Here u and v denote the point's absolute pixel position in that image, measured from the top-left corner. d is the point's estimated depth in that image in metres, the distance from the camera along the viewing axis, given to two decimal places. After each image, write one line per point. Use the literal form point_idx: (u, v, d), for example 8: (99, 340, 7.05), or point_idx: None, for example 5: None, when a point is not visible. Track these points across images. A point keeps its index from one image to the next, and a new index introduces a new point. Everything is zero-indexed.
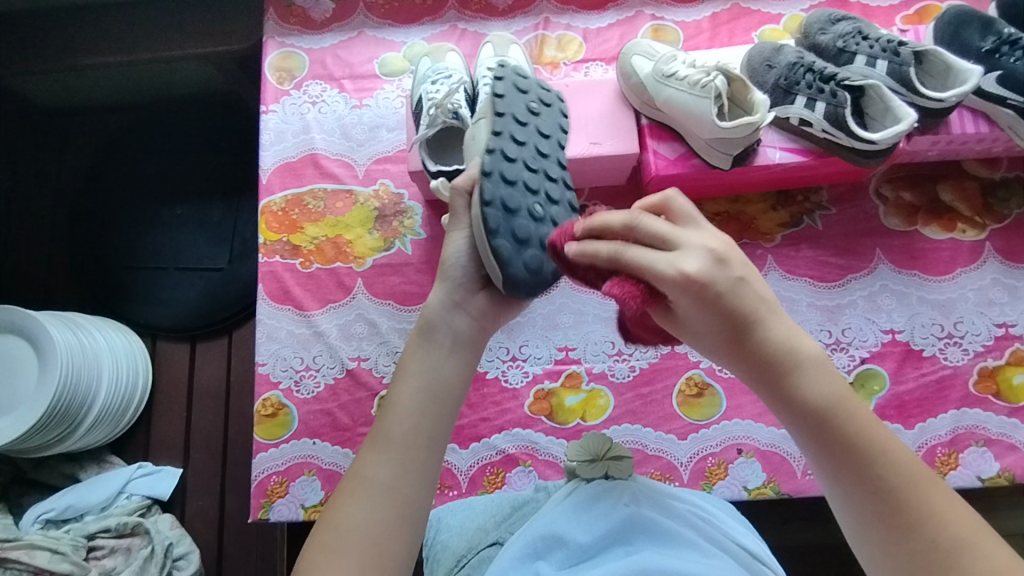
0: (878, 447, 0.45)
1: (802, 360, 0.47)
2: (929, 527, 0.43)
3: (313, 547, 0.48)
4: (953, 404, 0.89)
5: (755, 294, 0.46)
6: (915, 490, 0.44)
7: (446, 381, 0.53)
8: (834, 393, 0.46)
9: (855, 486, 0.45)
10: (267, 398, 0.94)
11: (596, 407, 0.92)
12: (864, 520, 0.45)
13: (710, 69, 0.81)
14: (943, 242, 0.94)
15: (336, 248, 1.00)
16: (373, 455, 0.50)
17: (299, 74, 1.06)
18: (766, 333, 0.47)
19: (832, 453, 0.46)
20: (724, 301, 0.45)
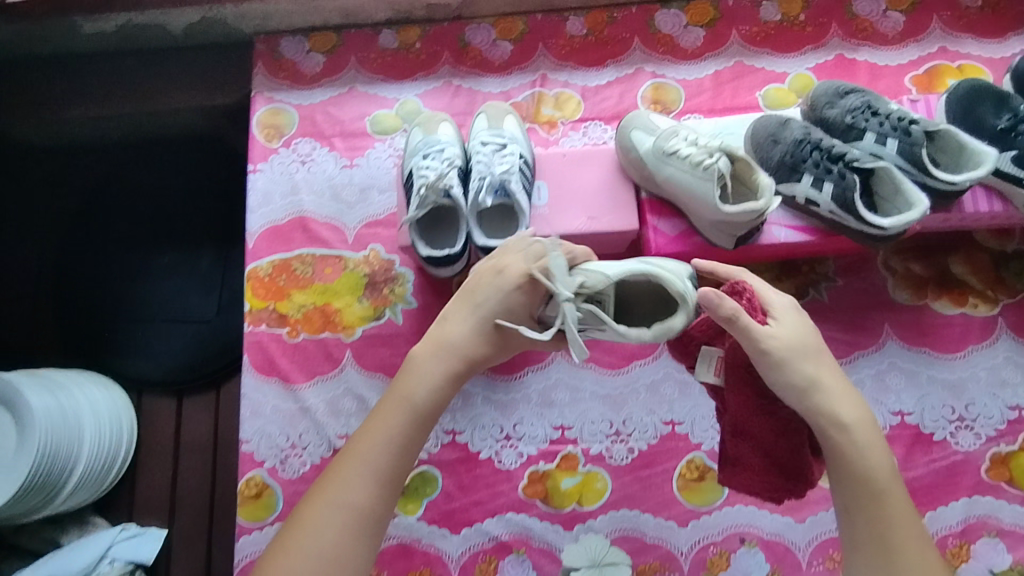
0: (881, 468, 0.59)
1: (836, 404, 0.61)
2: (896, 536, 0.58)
3: (310, 508, 0.60)
4: (964, 492, 0.86)
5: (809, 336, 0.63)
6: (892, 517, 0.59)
7: (397, 454, 0.63)
8: (855, 417, 0.61)
9: (856, 495, 0.59)
10: (252, 477, 0.91)
11: (593, 490, 0.89)
12: (860, 541, 0.59)
13: (713, 148, 0.77)
14: (954, 318, 0.91)
15: (325, 316, 0.96)
16: (319, 513, 0.60)
17: (287, 131, 1.03)
18: (804, 369, 0.61)
19: (845, 468, 0.60)
20: (787, 359, 0.61)
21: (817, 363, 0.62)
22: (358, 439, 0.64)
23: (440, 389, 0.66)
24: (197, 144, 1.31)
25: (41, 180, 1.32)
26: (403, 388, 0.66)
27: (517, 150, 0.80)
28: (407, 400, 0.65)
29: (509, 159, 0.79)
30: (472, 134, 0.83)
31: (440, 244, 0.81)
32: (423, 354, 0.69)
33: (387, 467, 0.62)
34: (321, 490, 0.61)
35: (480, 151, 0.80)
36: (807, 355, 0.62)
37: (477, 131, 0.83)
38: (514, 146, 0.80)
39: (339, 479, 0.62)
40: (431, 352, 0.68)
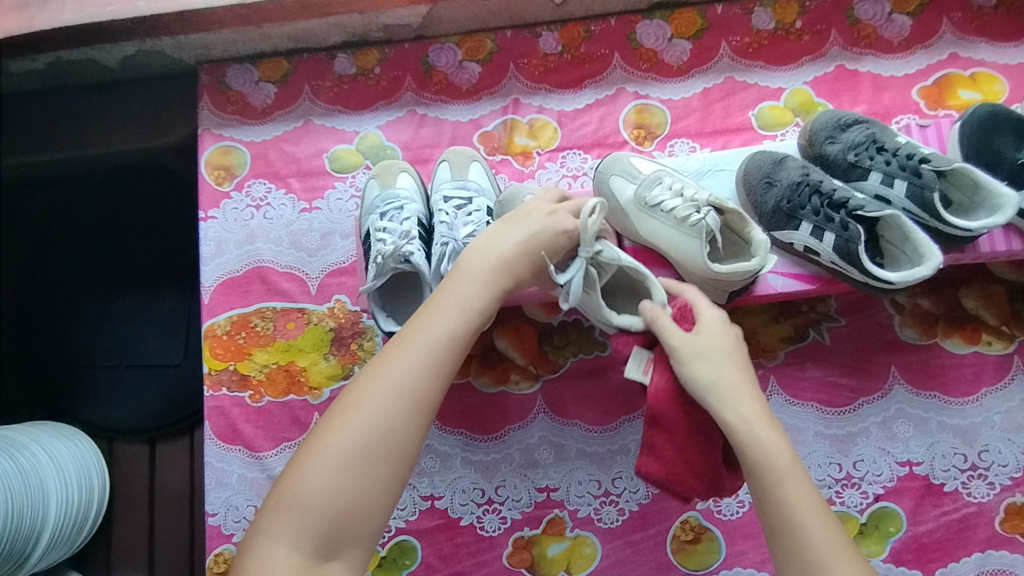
0: (790, 469, 0.56)
1: (731, 394, 0.60)
2: (812, 543, 0.52)
3: (327, 428, 0.55)
4: (977, 546, 0.80)
5: (727, 341, 0.64)
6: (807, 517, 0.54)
7: (423, 379, 0.57)
8: (756, 415, 0.59)
9: (766, 503, 0.56)
10: (219, 553, 0.86)
11: (582, 556, 0.83)
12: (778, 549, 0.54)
13: (701, 202, 0.69)
14: (966, 357, 0.84)
15: (289, 377, 0.90)
16: (331, 447, 0.54)
17: (239, 172, 0.95)
18: (710, 370, 0.61)
19: (755, 474, 0.57)
20: (692, 361, 0.62)
21: (728, 368, 0.62)
22: (379, 363, 0.58)
23: (462, 319, 0.61)
24: (152, 176, 1.23)
25: None
26: (423, 319, 0.60)
27: (485, 205, 0.74)
28: (430, 329, 0.60)
29: (476, 217, 0.73)
30: (434, 188, 0.76)
31: (403, 312, 0.74)
32: (449, 288, 0.63)
33: (409, 395, 0.56)
34: (337, 415, 0.56)
35: (443, 208, 0.73)
36: (719, 359, 0.62)
37: (440, 182, 0.76)
38: (481, 200, 0.74)
39: (359, 403, 0.56)
40: (457, 284, 0.63)
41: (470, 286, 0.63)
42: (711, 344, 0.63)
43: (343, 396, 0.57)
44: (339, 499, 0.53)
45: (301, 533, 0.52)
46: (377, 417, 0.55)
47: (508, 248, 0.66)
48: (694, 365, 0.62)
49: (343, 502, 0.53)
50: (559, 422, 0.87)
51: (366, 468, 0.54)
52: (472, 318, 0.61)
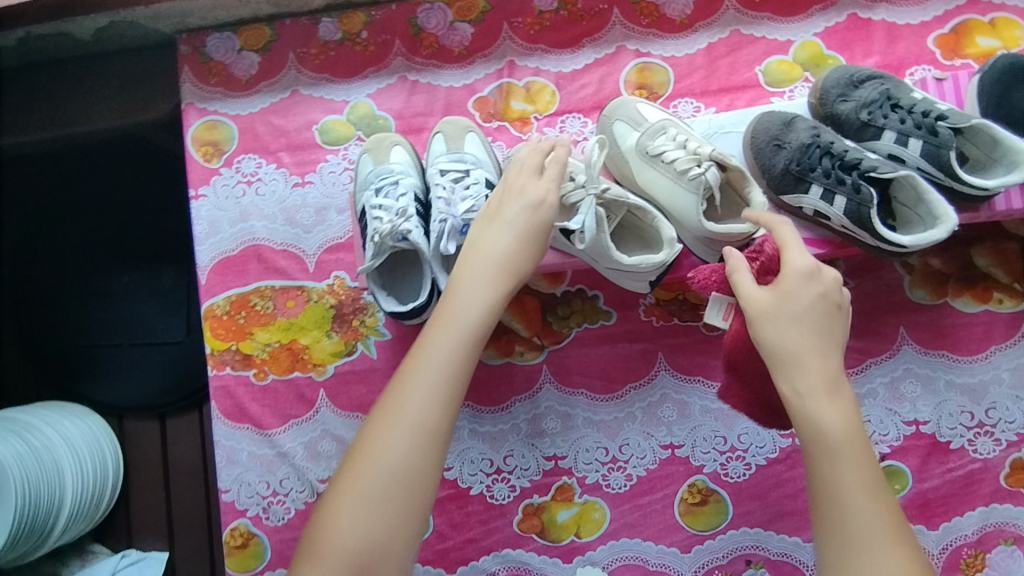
0: (848, 443, 0.54)
1: (801, 364, 0.56)
2: (859, 520, 0.52)
3: (385, 402, 0.58)
4: (981, 501, 0.81)
5: (808, 296, 0.58)
6: (852, 498, 0.52)
7: (467, 349, 0.59)
8: (818, 382, 0.55)
9: (816, 470, 0.55)
10: (235, 527, 0.88)
11: (591, 521, 0.84)
12: (818, 519, 0.54)
13: (703, 155, 0.65)
14: (975, 316, 0.83)
15: (293, 355, 0.89)
16: (387, 430, 0.56)
17: (228, 148, 0.92)
18: (780, 331, 0.57)
19: (810, 442, 0.55)
20: (760, 324, 0.58)
21: (807, 330, 0.57)
22: (420, 343, 0.60)
23: (497, 286, 0.62)
24: (136, 154, 1.19)
25: None
26: (453, 297, 0.61)
27: (484, 176, 0.71)
28: (466, 302, 0.60)
29: (473, 189, 0.70)
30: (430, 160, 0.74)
31: (403, 290, 0.73)
32: (474, 260, 0.62)
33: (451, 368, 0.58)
34: (389, 400, 0.58)
35: (439, 181, 0.71)
36: (794, 320, 0.57)
37: (438, 154, 0.74)
38: (479, 171, 0.72)
39: (408, 386, 0.58)
40: (481, 254, 0.63)
41: (497, 249, 0.63)
42: (791, 301, 0.57)
43: (392, 381, 0.60)
44: (403, 472, 0.55)
45: (371, 507, 0.54)
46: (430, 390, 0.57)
47: (523, 209, 0.65)
48: (766, 326, 0.57)
49: (407, 474, 0.55)
50: (565, 392, 0.86)
51: (424, 442, 0.56)
52: (500, 288, 0.61)
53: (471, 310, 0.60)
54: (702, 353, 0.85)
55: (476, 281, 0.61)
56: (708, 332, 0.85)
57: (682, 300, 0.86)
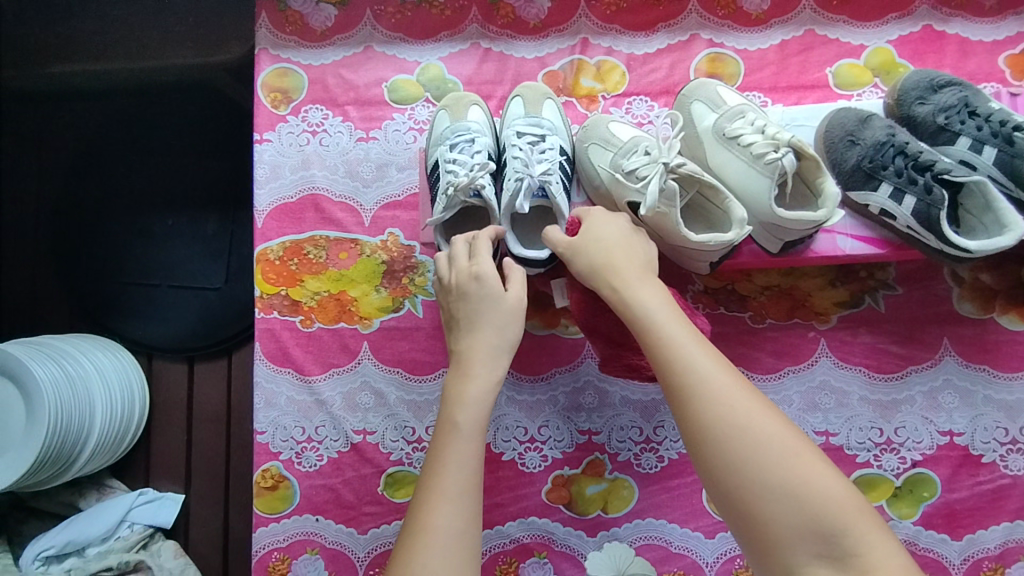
0: (724, 387, 0.53)
1: (654, 318, 0.58)
2: (745, 428, 0.50)
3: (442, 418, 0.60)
4: (1006, 516, 0.82)
5: (632, 240, 0.66)
6: (729, 408, 0.52)
7: (494, 342, 0.64)
8: (683, 337, 0.56)
9: (691, 427, 0.52)
10: (267, 469, 0.88)
11: (619, 498, 0.85)
12: (707, 456, 0.51)
13: (781, 141, 0.66)
14: (1020, 335, 0.84)
15: (340, 305, 0.90)
16: (442, 506, 0.53)
17: (296, 96, 0.93)
18: (593, 257, 0.65)
19: (678, 391, 0.54)
20: (572, 255, 0.66)
21: (631, 266, 0.63)
22: (450, 420, 0.59)
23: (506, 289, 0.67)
24: (195, 98, 1.21)
25: (40, 134, 1.25)
26: (472, 368, 0.62)
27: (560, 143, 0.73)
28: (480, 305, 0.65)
29: (551, 156, 0.72)
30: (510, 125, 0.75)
31: None
32: (478, 321, 0.65)
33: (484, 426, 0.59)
34: (430, 480, 0.55)
35: (515, 143, 0.72)
36: (615, 254, 0.64)
37: (513, 117, 0.76)
38: (556, 137, 0.74)
39: (444, 449, 0.57)
40: (484, 313, 0.65)
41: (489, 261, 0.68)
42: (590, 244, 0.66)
43: (427, 462, 0.57)
44: (469, 540, 0.52)
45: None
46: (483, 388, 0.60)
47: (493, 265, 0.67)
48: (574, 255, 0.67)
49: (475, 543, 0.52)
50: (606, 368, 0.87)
51: (477, 507, 0.54)
52: (502, 331, 0.64)
53: (495, 375, 0.62)
54: (745, 344, 0.86)
55: (484, 286, 0.65)
56: (753, 325, 0.86)
57: (730, 290, 0.86)
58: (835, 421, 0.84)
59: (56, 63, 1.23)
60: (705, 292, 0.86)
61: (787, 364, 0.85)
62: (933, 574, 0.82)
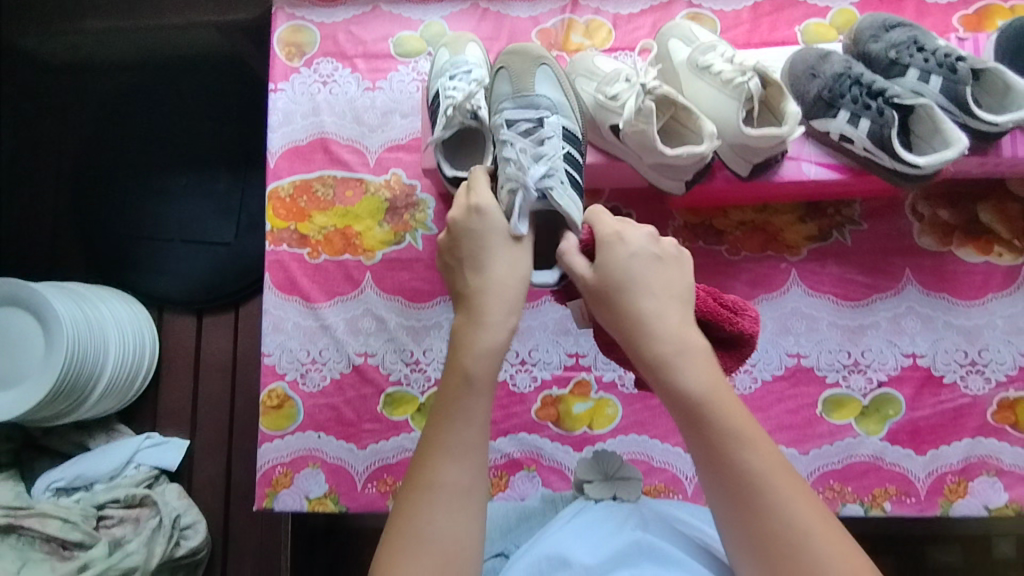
0: (772, 478, 0.50)
1: (698, 398, 0.53)
2: (792, 525, 0.49)
3: (438, 401, 0.56)
4: (968, 433, 0.88)
5: (660, 277, 0.58)
6: (779, 499, 0.49)
7: (496, 309, 0.57)
8: (731, 420, 0.52)
9: (734, 511, 0.50)
10: (273, 388, 0.94)
11: (604, 416, 0.91)
12: (743, 544, 0.50)
13: (747, 67, 0.73)
14: (977, 265, 0.90)
15: (345, 239, 0.96)
16: (447, 464, 0.53)
17: (309, 50, 1.00)
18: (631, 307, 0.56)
19: (727, 488, 0.51)
20: (606, 299, 0.58)
21: (675, 325, 0.56)
22: (461, 367, 0.56)
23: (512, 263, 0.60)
24: (211, 62, 1.26)
25: (58, 98, 1.30)
26: (484, 316, 0.57)
27: (559, 122, 0.70)
28: (487, 272, 0.59)
29: (547, 142, 0.69)
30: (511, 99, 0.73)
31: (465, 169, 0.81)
32: (485, 259, 0.60)
33: (492, 377, 0.56)
34: (435, 434, 0.54)
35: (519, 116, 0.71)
36: (656, 308, 0.56)
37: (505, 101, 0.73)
38: (552, 119, 0.71)
39: (444, 420, 0.54)
40: (489, 250, 0.60)
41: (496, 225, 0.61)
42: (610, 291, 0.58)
43: (432, 421, 0.55)
44: (474, 495, 0.53)
45: (462, 531, 0.51)
46: (481, 360, 0.56)
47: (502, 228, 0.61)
48: (598, 303, 0.58)
49: (480, 494, 0.53)
50: None
51: (485, 459, 0.54)
52: (507, 299, 0.58)
53: (507, 318, 0.58)
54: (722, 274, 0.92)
55: (493, 255, 0.60)
56: (730, 256, 0.92)
57: (708, 225, 0.93)
58: (805, 344, 0.90)
59: (77, 31, 1.29)
60: (684, 225, 0.93)
61: (761, 291, 0.91)
62: (899, 487, 0.87)
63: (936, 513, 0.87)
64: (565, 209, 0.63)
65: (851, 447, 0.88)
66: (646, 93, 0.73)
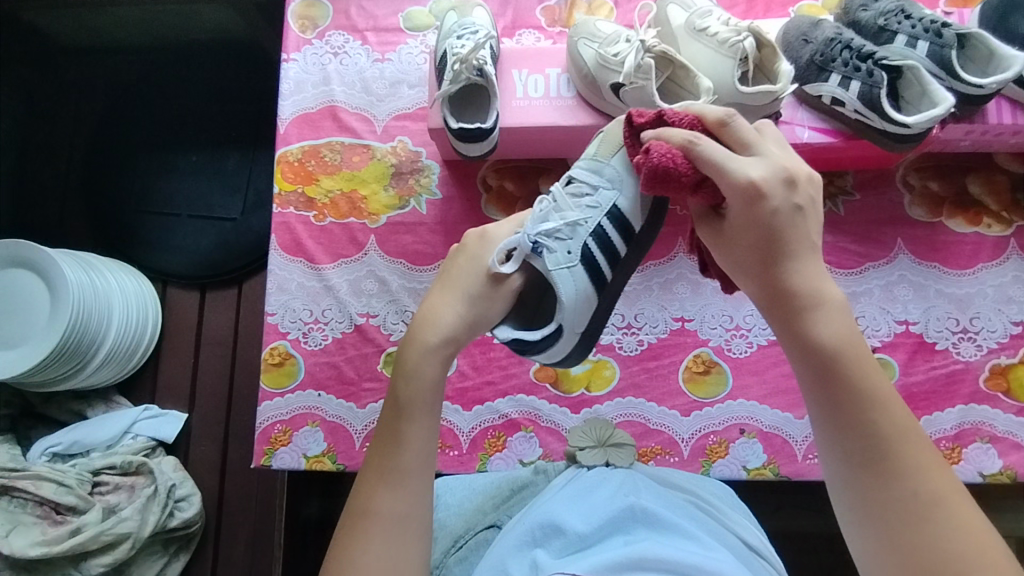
0: (899, 433, 0.45)
1: (833, 340, 0.47)
2: (916, 480, 0.44)
3: (383, 425, 0.56)
4: (961, 400, 0.88)
5: (806, 227, 0.49)
6: (905, 452, 0.44)
7: (453, 330, 0.58)
8: (869, 374, 0.47)
9: (862, 464, 0.45)
10: (275, 346, 0.95)
11: (601, 377, 0.92)
12: (859, 493, 0.45)
13: (742, 28, 0.78)
14: (967, 236, 0.92)
15: (351, 203, 0.99)
16: (382, 490, 0.53)
17: (322, 23, 1.04)
18: (796, 249, 0.49)
19: (854, 451, 0.45)
20: (762, 213, 0.49)
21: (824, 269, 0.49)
22: (393, 393, 0.56)
23: (477, 292, 0.60)
24: (227, 44, 1.30)
25: (76, 77, 1.33)
26: (422, 335, 0.57)
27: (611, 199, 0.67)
28: (445, 298, 0.59)
29: (587, 209, 0.66)
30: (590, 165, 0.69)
31: (469, 123, 0.90)
32: (439, 283, 0.62)
33: (429, 396, 0.55)
34: (379, 458, 0.55)
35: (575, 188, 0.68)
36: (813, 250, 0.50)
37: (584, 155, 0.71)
38: (608, 195, 0.67)
39: (391, 439, 0.55)
40: (451, 274, 0.61)
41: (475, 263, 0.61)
42: (742, 239, 0.51)
43: (372, 445, 0.56)
44: (414, 518, 0.53)
45: (396, 562, 0.51)
46: (424, 382, 0.56)
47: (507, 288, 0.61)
48: (742, 251, 0.51)
49: (421, 521, 0.53)
50: None
51: (424, 485, 0.54)
52: (459, 325, 0.58)
53: (430, 342, 0.56)
54: None
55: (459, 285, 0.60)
56: None
57: None
58: None
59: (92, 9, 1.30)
60: None
61: None
62: None
63: None
64: (551, 276, 0.62)
65: None
66: (641, 56, 0.78)
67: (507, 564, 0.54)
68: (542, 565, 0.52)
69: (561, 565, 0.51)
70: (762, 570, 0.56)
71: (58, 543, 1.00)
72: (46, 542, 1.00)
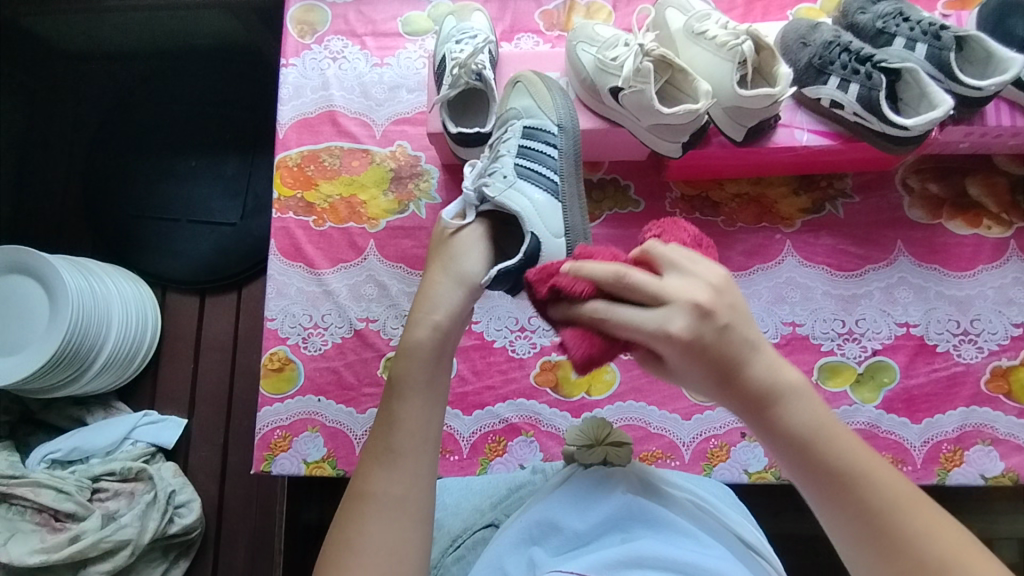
0: (893, 504, 0.45)
1: (803, 432, 0.46)
2: (926, 550, 0.43)
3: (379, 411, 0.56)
4: (963, 402, 0.87)
5: (740, 337, 0.46)
6: (906, 522, 0.44)
7: (445, 298, 0.58)
8: (845, 452, 0.46)
9: (868, 547, 0.45)
10: (275, 352, 0.95)
11: (602, 381, 0.92)
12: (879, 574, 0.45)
13: (740, 32, 0.78)
14: (966, 238, 0.92)
15: (350, 207, 0.99)
16: (378, 473, 0.53)
17: (321, 28, 1.04)
18: (745, 363, 0.46)
19: (864, 536, 0.45)
20: (703, 349, 0.45)
21: (780, 360, 0.47)
22: (394, 375, 0.56)
23: (465, 259, 0.61)
24: (226, 49, 1.30)
25: (76, 82, 1.33)
26: (416, 312, 0.57)
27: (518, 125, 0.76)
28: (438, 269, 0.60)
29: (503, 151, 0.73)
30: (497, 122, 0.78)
31: (468, 128, 0.90)
32: (433, 260, 0.63)
33: (423, 378, 0.55)
34: (375, 442, 0.55)
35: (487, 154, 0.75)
36: (758, 348, 0.47)
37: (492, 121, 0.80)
38: (517, 124, 0.76)
39: (387, 423, 0.54)
40: (431, 253, 0.64)
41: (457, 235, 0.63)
42: (686, 370, 0.48)
43: (371, 432, 0.55)
44: (411, 501, 0.52)
45: (392, 548, 0.50)
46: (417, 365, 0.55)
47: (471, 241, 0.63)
48: (689, 376, 0.48)
49: (418, 507, 0.52)
50: None
51: (420, 467, 0.53)
52: (454, 290, 0.59)
53: (435, 317, 0.57)
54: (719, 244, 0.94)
55: (444, 257, 0.62)
56: (725, 228, 0.94)
57: (704, 196, 0.96)
58: (800, 313, 0.91)
59: None
60: (682, 197, 0.96)
61: (758, 261, 0.93)
62: (896, 455, 0.87)
63: (932, 481, 0.86)
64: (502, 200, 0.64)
65: (847, 414, 0.88)
66: (637, 61, 0.78)
67: (504, 562, 0.54)
68: (539, 563, 0.52)
69: (558, 563, 0.51)
70: (761, 568, 0.56)
71: (59, 550, 1.00)
72: (45, 549, 0.99)
